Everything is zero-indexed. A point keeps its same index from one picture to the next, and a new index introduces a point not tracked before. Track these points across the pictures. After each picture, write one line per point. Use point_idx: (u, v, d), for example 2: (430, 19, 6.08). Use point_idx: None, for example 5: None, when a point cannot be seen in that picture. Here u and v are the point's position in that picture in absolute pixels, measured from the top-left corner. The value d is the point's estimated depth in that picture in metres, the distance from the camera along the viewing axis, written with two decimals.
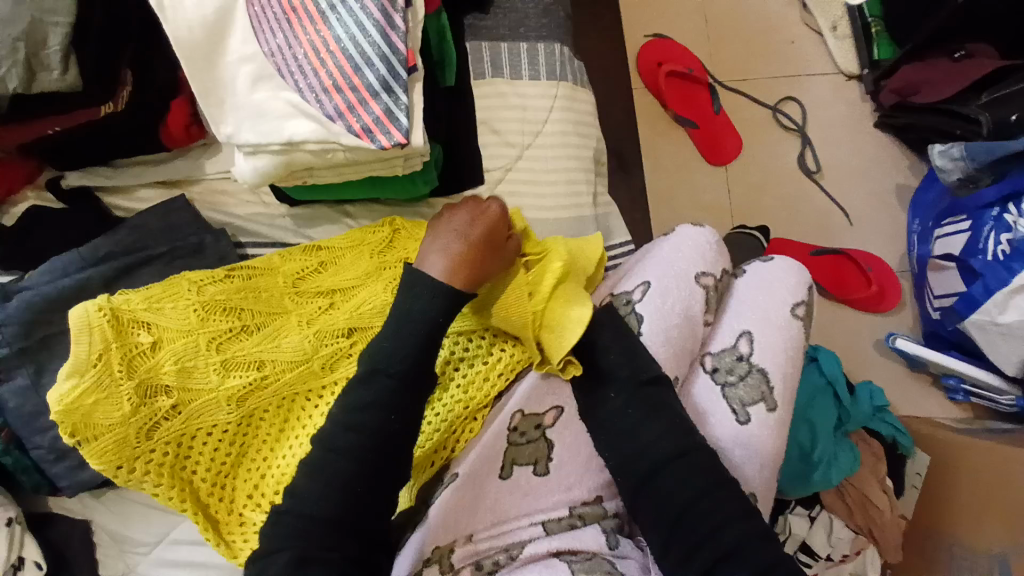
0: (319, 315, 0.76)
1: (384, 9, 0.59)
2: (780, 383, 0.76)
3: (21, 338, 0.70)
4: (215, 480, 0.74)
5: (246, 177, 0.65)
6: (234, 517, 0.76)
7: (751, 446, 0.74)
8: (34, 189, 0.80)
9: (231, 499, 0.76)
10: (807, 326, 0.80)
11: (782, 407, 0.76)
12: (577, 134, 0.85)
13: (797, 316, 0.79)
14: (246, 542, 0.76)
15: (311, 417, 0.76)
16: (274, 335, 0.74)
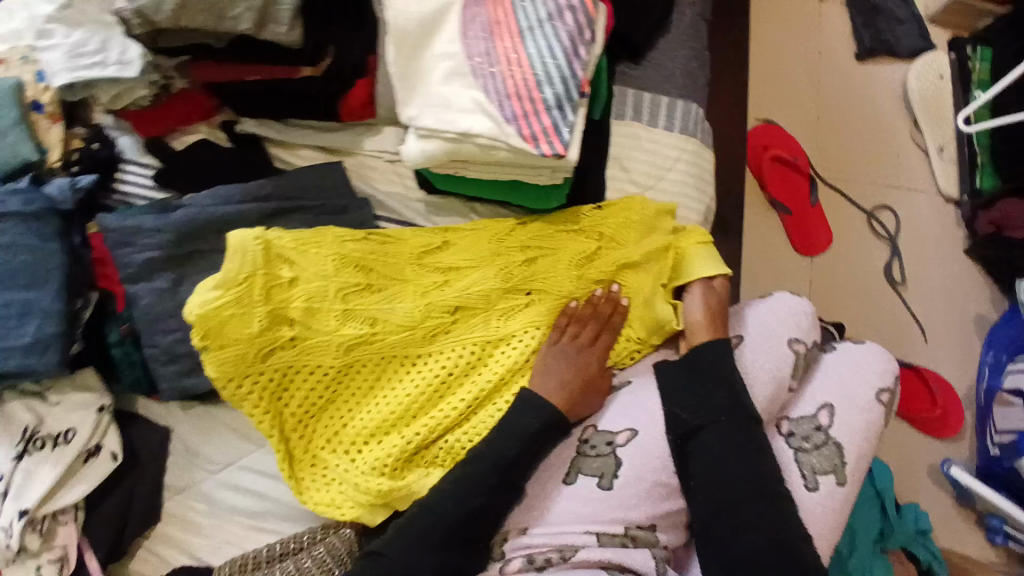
0: (433, 289, 0.83)
1: (573, 39, 0.67)
2: (853, 461, 0.78)
3: (173, 246, 0.78)
4: (303, 417, 0.80)
5: (413, 156, 0.73)
6: (310, 456, 0.81)
7: (816, 516, 0.76)
8: (208, 125, 0.89)
9: (311, 438, 0.81)
10: (888, 411, 0.83)
11: (851, 483, 0.78)
12: (696, 188, 0.90)
13: (882, 400, 0.82)
14: (314, 482, 0.81)
15: (401, 381, 0.82)
16: (389, 299, 0.82)
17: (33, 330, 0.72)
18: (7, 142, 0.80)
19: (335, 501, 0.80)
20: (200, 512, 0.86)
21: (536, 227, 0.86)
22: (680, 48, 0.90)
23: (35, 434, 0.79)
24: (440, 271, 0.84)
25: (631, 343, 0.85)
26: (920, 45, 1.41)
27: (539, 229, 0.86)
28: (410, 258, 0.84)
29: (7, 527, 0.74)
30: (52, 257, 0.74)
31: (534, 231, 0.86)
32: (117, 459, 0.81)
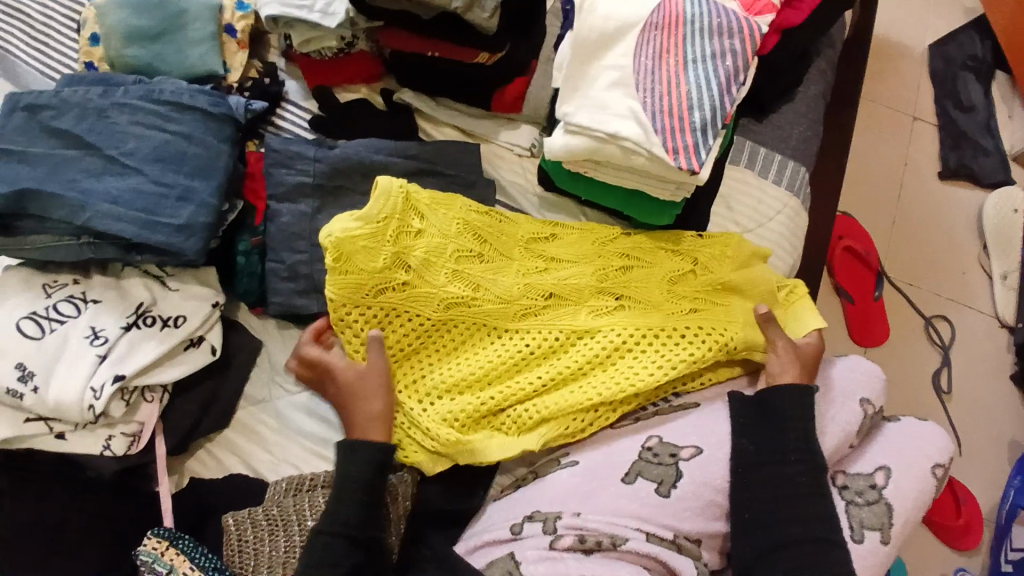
0: (535, 273, 0.89)
1: (727, 79, 0.76)
2: (900, 524, 0.83)
3: (323, 177, 0.87)
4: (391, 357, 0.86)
5: (555, 148, 0.80)
6: None
7: (854, 565, 0.81)
8: (368, 88, 1.01)
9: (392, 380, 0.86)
10: (939, 486, 0.88)
11: (893, 544, 0.82)
12: (790, 243, 0.96)
13: (936, 475, 0.87)
14: None
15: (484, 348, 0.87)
16: (494, 273, 0.88)
17: (187, 215, 0.80)
18: (198, 52, 0.94)
19: (401, 441, 0.85)
20: (268, 427, 0.90)
21: (638, 240, 0.92)
22: (800, 118, 0.98)
23: (146, 313, 0.85)
24: (543, 259, 0.90)
25: (724, 346, 0.86)
26: (1001, 177, 1.49)
27: (641, 243, 0.92)
28: (520, 241, 0.90)
29: (99, 387, 0.79)
30: (218, 155, 0.84)
31: (636, 242, 0.92)
32: (214, 354, 0.88)
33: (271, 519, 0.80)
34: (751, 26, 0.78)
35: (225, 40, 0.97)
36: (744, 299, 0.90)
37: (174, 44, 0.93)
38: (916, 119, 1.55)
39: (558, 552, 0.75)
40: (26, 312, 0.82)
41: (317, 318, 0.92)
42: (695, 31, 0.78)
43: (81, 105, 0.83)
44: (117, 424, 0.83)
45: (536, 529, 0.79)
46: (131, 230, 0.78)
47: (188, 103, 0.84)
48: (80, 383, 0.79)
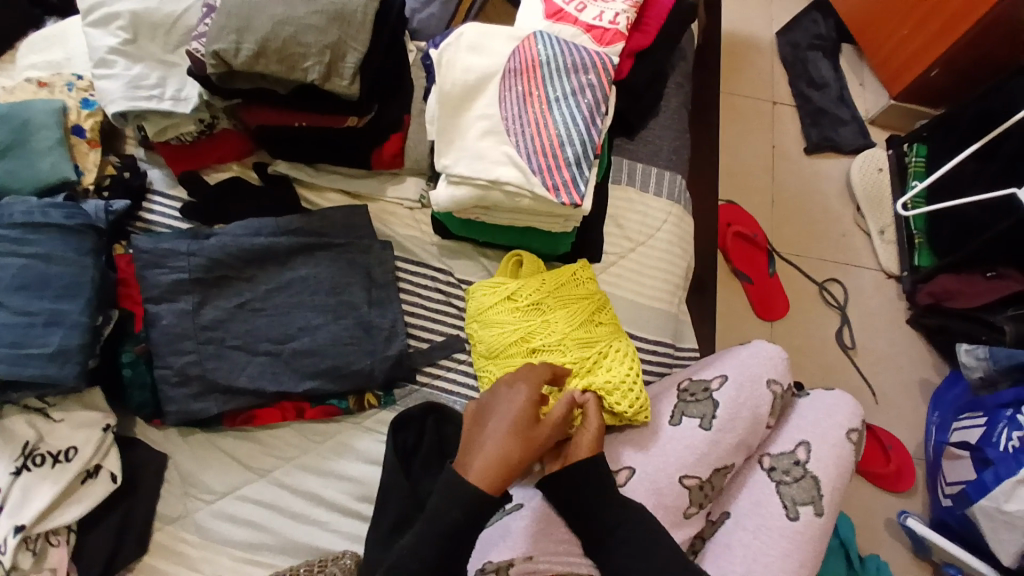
0: (538, 345, 0.84)
1: (591, 111, 0.79)
2: (829, 493, 0.88)
3: (201, 270, 0.83)
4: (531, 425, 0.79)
5: (441, 201, 0.80)
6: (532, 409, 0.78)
7: (796, 541, 0.85)
8: (240, 164, 0.97)
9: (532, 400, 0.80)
10: (857, 449, 0.94)
11: (828, 515, 0.87)
12: (681, 247, 0.99)
13: (851, 439, 0.93)
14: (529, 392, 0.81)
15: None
16: (558, 343, 0.83)
17: (57, 340, 0.74)
18: (50, 161, 0.87)
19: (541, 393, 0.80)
20: (191, 545, 0.84)
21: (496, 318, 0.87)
22: (667, 128, 1.03)
23: (34, 451, 0.77)
24: (533, 326, 0.84)
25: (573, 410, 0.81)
26: (860, 144, 1.63)
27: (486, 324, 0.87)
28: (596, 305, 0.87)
29: (2, 542, 0.72)
30: (84, 270, 0.78)
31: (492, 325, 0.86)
32: (117, 481, 0.80)
33: None
34: (603, 58, 0.82)
35: (75, 142, 0.91)
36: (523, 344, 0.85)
37: (21, 156, 0.86)
38: (777, 104, 1.68)
39: None
40: None
41: (222, 417, 0.86)
42: (551, 69, 0.81)
43: None
44: None
45: None
46: (1, 368, 0.71)
47: (41, 221, 0.78)
48: None
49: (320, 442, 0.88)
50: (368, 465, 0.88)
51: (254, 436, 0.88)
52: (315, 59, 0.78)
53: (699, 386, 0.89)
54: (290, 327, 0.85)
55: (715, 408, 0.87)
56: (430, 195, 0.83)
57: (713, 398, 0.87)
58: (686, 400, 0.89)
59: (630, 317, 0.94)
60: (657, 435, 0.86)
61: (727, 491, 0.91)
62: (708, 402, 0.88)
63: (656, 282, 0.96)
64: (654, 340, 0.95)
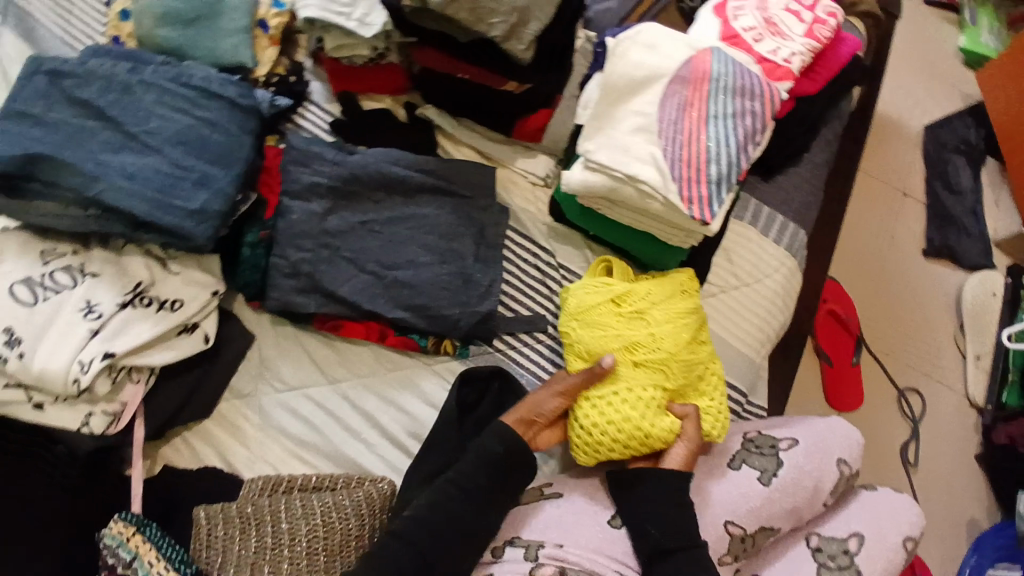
0: (642, 361, 0.83)
1: (744, 139, 0.80)
2: None
3: (338, 179, 0.89)
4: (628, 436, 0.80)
5: (573, 182, 0.83)
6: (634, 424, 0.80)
7: None
8: (392, 99, 1.02)
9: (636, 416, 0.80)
10: (910, 560, 0.89)
11: None
12: (782, 301, 0.98)
13: (908, 548, 0.89)
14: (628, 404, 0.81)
15: (625, 403, 0.81)
16: (661, 362, 0.83)
17: (202, 201, 0.80)
18: (231, 43, 0.95)
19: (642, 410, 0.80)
20: (251, 424, 0.89)
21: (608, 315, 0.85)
22: (803, 181, 1.02)
23: (143, 293, 0.83)
24: (637, 338, 0.83)
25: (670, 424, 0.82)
26: (981, 262, 1.56)
27: (596, 318, 0.85)
28: (700, 326, 0.86)
29: (87, 361, 0.77)
30: (239, 145, 0.85)
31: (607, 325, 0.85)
32: (208, 342, 0.87)
33: (245, 517, 0.77)
34: (771, 90, 0.82)
35: (258, 35, 0.99)
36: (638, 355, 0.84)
37: (209, 30, 0.94)
38: (907, 196, 1.62)
39: None
40: (21, 276, 0.81)
41: (312, 319, 0.91)
42: (718, 87, 0.82)
43: (107, 78, 0.83)
44: (100, 402, 0.80)
45: (517, 554, 0.78)
46: (144, 208, 0.78)
47: (216, 91, 0.85)
48: (68, 356, 0.77)
49: (389, 370, 0.93)
50: (426, 405, 0.92)
51: (335, 345, 0.93)
52: (503, 18, 0.82)
53: (767, 439, 0.87)
54: (398, 257, 0.89)
55: (779, 466, 0.85)
56: (563, 174, 0.86)
57: (779, 455, 0.86)
58: (750, 450, 0.87)
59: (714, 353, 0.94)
60: (712, 474, 0.85)
61: (764, 556, 0.88)
62: (773, 459, 0.86)
63: (749, 325, 0.95)
64: (730, 382, 0.94)
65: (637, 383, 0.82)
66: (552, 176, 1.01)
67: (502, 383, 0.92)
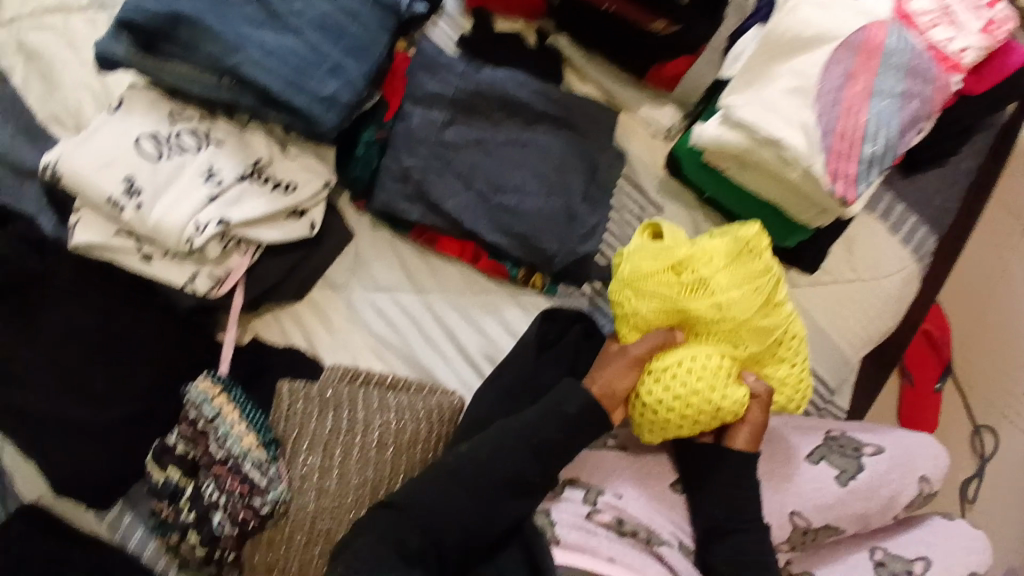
0: (707, 330, 0.78)
1: (906, 124, 0.75)
2: None
3: (462, 92, 0.88)
4: (698, 410, 0.75)
5: (707, 135, 0.79)
6: (704, 398, 0.75)
7: None
8: (524, 23, 0.98)
9: (704, 388, 0.74)
10: None
11: None
12: (894, 305, 0.92)
13: None
14: (698, 378, 0.75)
15: (694, 374, 0.75)
16: (724, 328, 0.78)
17: (332, 88, 0.81)
18: None
19: (714, 384, 0.75)
20: (337, 314, 0.93)
21: (672, 279, 0.78)
22: (944, 182, 0.94)
23: (262, 170, 0.86)
24: (703, 304, 0.77)
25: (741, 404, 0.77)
26: None
27: (653, 283, 0.78)
28: (774, 294, 0.80)
29: (204, 223, 0.79)
30: (375, 40, 0.84)
31: (668, 290, 0.77)
32: (312, 230, 0.88)
33: (323, 399, 0.81)
34: (945, 81, 0.76)
35: None
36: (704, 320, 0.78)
37: None
38: None
39: (594, 526, 0.76)
40: (150, 132, 0.84)
41: (412, 227, 0.92)
42: (891, 61, 0.75)
43: None
44: (207, 265, 0.83)
45: (577, 496, 0.79)
46: (278, 85, 0.79)
47: None
48: (187, 215, 0.79)
49: (476, 291, 0.94)
50: (505, 331, 0.92)
51: (429, 256, 0.94)
52: None
53: (851, 442, 0.84)
54: (507, 181, 0.88)
55: (858, 470, 0.83)
56: (695, 127, 0.82)
57: (862, 460, 0.83)
58: (833, 447, 0.84)
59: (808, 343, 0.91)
60: (787, 462, 0.83)
61: (818, 555, 0.85)
62: (854, 462, 0.83)
63: (851, 321, 0.92)
64: (817, 374, 0.92)
65: (703, 351, 0.76)
66: (674, 132, 0.96)
67: (586, 328, 0.89)
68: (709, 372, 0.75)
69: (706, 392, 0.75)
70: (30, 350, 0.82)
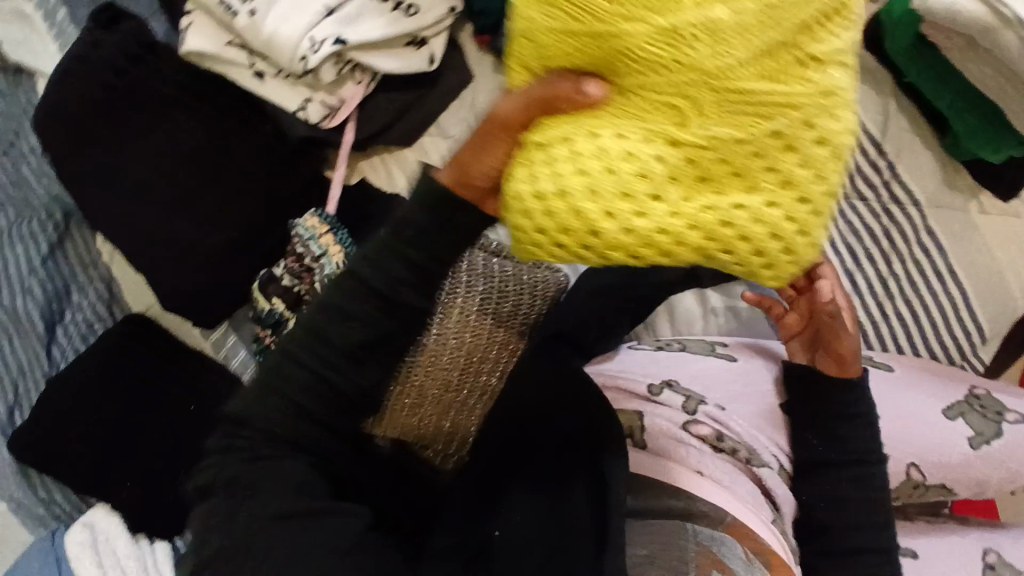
0: (636, 75, 0.42)
1: None
2: None
3: None
4: (598, 214, 0.41)
5: (950, 5, 0.67)
6: (597, 209, 0.41)
7: None
8: None
9: (597, 188, 0.41)
10: None
11: None
12: None
13: None
14: (613, 220, 0.41)
15: (582, 159, 0.42)
16: (749, 100, 0.41)
17: None
18: None
19: (623, 217, 0.41)
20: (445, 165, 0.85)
21: (650, 53, 0.41)
22: None
23: None
24: (628, 38, 0.41)
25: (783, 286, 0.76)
26: None
27: (621, 48, 0.41)
28: (797, 39, 0.41)
29: (319, 41, 0.71)
30: None
31: (674, 81, 0.41)
32: (432, 65, 0.78)
33: None
34: None
35: None
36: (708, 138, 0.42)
37: None
38: None
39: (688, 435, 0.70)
40: None
41: None
42: None
43: None
44: (321, 90, 0.76)
45: (676, 401, 0.74)
46: None
47: None
48: (302, 31, 0.71)
49: None
50: None
51: None
52: None
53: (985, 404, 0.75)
54: None
55: (995, 437, 0.73)
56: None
57: (998, 424, 0.73)
58: (971, 406, 0.75)
59: (975, 272, 0.84)
60: (916, 408, 0.74)
61: (913, 528, 0.79)
62: (994, 426, 0.73)
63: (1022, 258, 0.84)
64: (970, 311, 0.84)
65: (672, 124, 0.42)
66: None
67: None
68: (634, 212, 0.41)
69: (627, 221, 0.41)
70: (141, 156, 0.79)
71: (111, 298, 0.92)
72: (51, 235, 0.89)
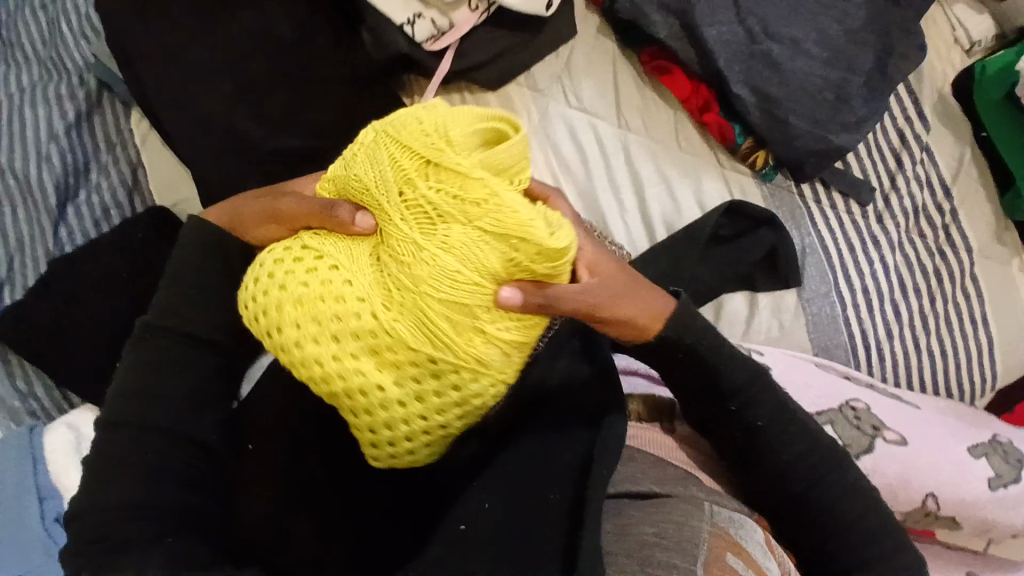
0: (391, 245, 0.44)
1: None
2: None
3: None
4: (295, 322, 0.44)
5: None
6: (271, 312, 0.45)
7: None
8: None
9: (279, 300, 0.45)
10: None
11: None
12: None
13: None
14: (311, 312, 0.44)
15: (284, 286, 0.45)
16: (426, 245, 0.43)
17: None
18: None
19: (314, 313, 0.44)
20: (529, 119, 0.81)
21: (442, 170, 0.43)
22: None
23: None
24: (428, 167, 0.44)
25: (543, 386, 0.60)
26: None
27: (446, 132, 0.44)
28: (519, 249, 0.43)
29: None
30: None
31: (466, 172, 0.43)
32: (546, 12, 0.76)
33: None
34: None
35: None
36: (404, 240, 0.43)
37: None
38: None
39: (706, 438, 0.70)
40: None
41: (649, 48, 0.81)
42: None
43: None
44: (433, 8, 0.75)
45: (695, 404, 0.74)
46: None
47: None
48: None
49: (682, 148, 0.82)
50: (695, 199, 0.81)
51: (648, 92, 0.82)
52: None
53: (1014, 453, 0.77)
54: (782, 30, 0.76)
55: (1012, 482, 0.75)
56: None
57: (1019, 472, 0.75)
58: (995, 450, 0.77)
59: (1011, 332, 0.86)
60: (944, 448, 0.75)
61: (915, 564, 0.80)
62: (1012, 471, 0.76)
63: None
64: (993, 368, 0.86)
65: (342, 279, 0.44)
66: (973, 49, 0.88)
67: (777, 238, 0.79)
68: (358, 308, 0.43)
69: (302, 341, 0.44)
70: (229, 28, 0.74)
71: (134, 186, 0.82)
72: (81, 105, 0.81)
